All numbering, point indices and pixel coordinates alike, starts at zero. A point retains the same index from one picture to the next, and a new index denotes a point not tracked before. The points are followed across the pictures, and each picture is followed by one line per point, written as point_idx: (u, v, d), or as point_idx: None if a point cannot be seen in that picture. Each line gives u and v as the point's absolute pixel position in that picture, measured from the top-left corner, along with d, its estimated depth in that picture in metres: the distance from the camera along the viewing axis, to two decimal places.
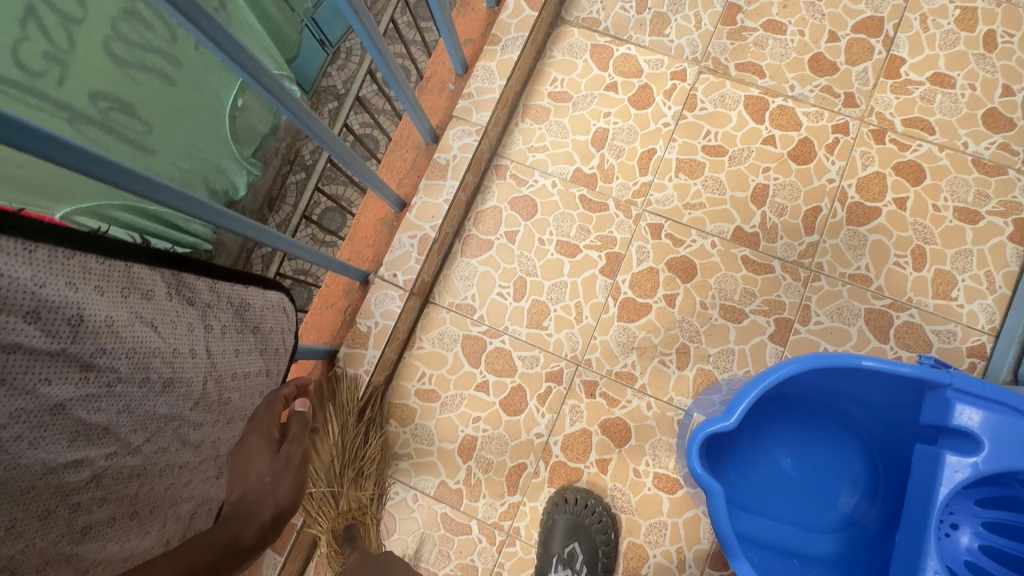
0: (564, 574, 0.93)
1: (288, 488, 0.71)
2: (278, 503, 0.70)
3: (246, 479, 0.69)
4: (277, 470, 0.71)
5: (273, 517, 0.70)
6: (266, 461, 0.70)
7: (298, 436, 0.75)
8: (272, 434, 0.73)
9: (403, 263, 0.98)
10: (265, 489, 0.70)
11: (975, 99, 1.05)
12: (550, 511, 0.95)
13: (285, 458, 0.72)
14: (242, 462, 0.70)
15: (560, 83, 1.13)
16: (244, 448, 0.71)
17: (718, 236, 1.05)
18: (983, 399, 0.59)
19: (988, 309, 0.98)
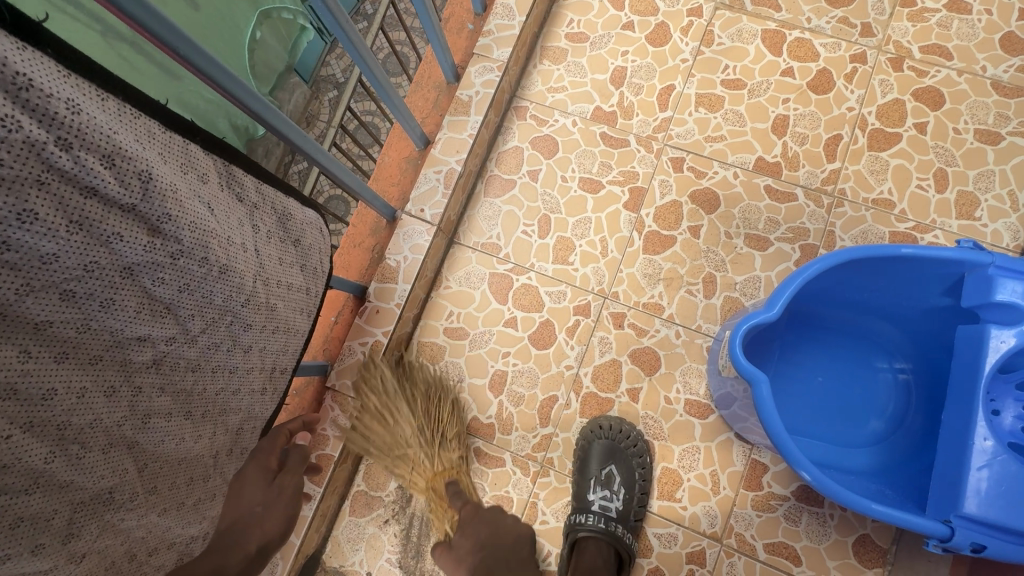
0: (601, 494, 0.94)
1: (277, 518, 0.81)
2: (266, 532, 0.79)
3: (239, 509, 0.78)
4: (269, 499, 0.81)
5: (258, 547, 0.77)
6: (261, 488, 0.81)
7: (294, 468, 0.86)
8: (269, 465, 0.84)
9: (429, 198, 0.98)
10: (254, 520, 0.78)
11: (991, 23, 1.05)
12: (584, 437, 0.97)
13: (279, 488, 0.82)
14: (236, 489, 0.79)
15: (576, 24, 1.13)
16: (243, 478, 0.80)
17: (741, 167, 1.05)
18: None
19: (1012, 227, 0.98)
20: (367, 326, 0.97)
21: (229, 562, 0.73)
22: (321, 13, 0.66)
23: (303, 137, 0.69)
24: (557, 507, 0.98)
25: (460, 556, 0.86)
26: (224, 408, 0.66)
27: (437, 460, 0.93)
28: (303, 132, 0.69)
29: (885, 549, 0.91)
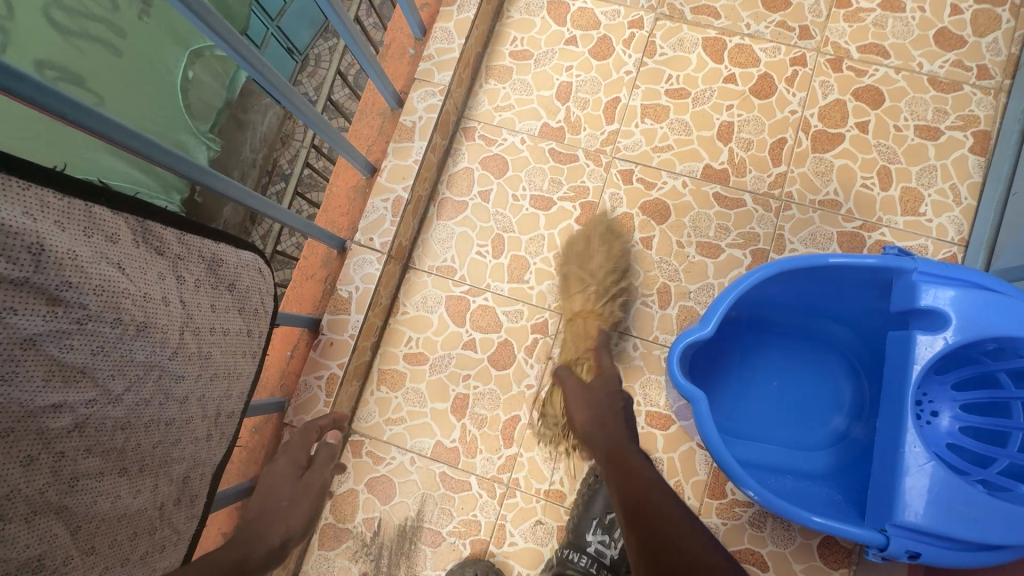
0: (599, 535, 0.94)
1: (301, 515, 0.83)
2: (289, 528, 0.81)
3: (267, 503, 0.83)
4: (297, 495, 0.85)
5: (282, 540, 0.79)
6: (289, 485, 0.85)
7: (320, 467, 0.89)
8: (299, 461, 0.88)
9: (379, 227, 0.98)
10: (280, 513, 0.81)
11: (925, 20, 1.07)
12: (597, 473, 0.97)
13: (305, 485, 0.86)
14: (269, 482, 0.85)
15: (520, 42, 1.14)
16: (275, 471, 0.86)
17: (689, 175, 1.06)
18: (946, 279, 0.61)
19: (956, 221, 0.99)
20: (322, 359, 0.96)
21: (253, 553, 0.76)
22: (232, 55, 0.66)
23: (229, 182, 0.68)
24: (525, 527, 0.98)
25: (590, 401, 0.86)
26: (166, 459, 0.65)
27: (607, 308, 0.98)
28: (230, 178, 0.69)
29: (850, 550, 0.91)
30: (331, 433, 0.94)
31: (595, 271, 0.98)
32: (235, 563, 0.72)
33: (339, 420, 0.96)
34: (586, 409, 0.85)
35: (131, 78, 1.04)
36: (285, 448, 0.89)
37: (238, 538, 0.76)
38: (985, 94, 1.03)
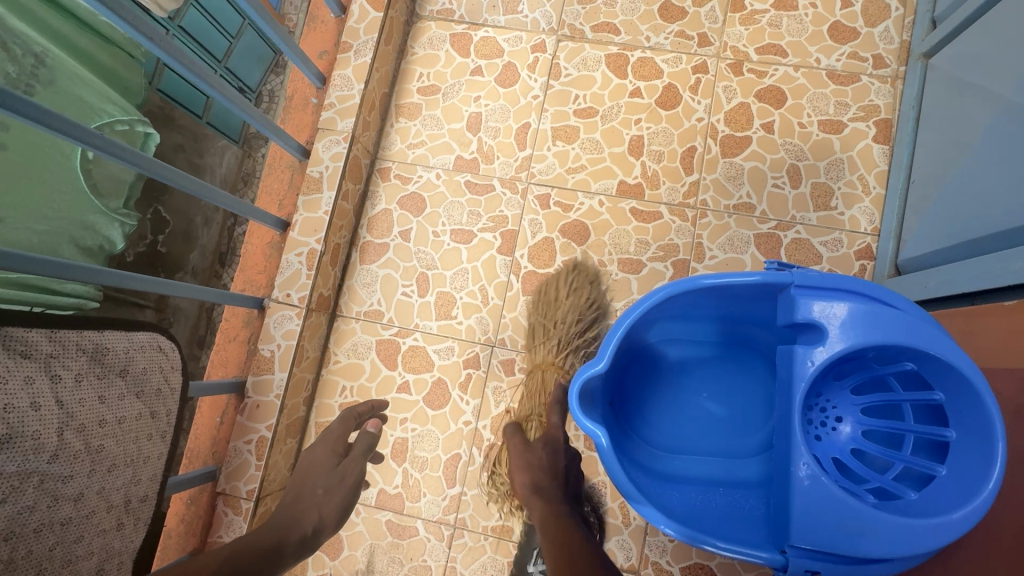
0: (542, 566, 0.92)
1: (335, 504, 0.83)
2: (323, 516, 0.81)
3: (303, 490, 0.83)
4: (332, 485, 0.84)
5: (313, 529, 0.79)
6: (324, 473, 0.84)
7: (357, 456, 0.88)
8: (336, 449, 0.89)
9: (295, 282, 0.98)
10: (317, 500, 0.82)
11: (818, 16, 1.09)
12: None
13: (341, 474, 0.85)
14: (308, 469, 0.86)
15: (426, 77, 1.14)
16: (314, 460, 0.87)
17: (605, 194, 1.07)
18: (823, 291, 0.61)
19: (867, 212, 1.01)
20: (250, 422, 0.95)
21: (286, 538, 0.76)
22: (109, 157, 0.67)
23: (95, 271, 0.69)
24: (475, 568, 0.97)
25: (532, 460, 0.86)
26: (69, 558, 0.63)
27: (557, 348, 0.95)
28: (97, 266, 0.70)
29: None
30: (370, 421, 0.94)
31: (563, 317, 0.96)
32: (272, 546, 0.74)
33: (378, 407, 0.97)
34: (527, 471, 0.85)
35: (22, 172, 0.85)
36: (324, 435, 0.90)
37: (276, 525, 0.78)
38: (882, 83, 1.05)
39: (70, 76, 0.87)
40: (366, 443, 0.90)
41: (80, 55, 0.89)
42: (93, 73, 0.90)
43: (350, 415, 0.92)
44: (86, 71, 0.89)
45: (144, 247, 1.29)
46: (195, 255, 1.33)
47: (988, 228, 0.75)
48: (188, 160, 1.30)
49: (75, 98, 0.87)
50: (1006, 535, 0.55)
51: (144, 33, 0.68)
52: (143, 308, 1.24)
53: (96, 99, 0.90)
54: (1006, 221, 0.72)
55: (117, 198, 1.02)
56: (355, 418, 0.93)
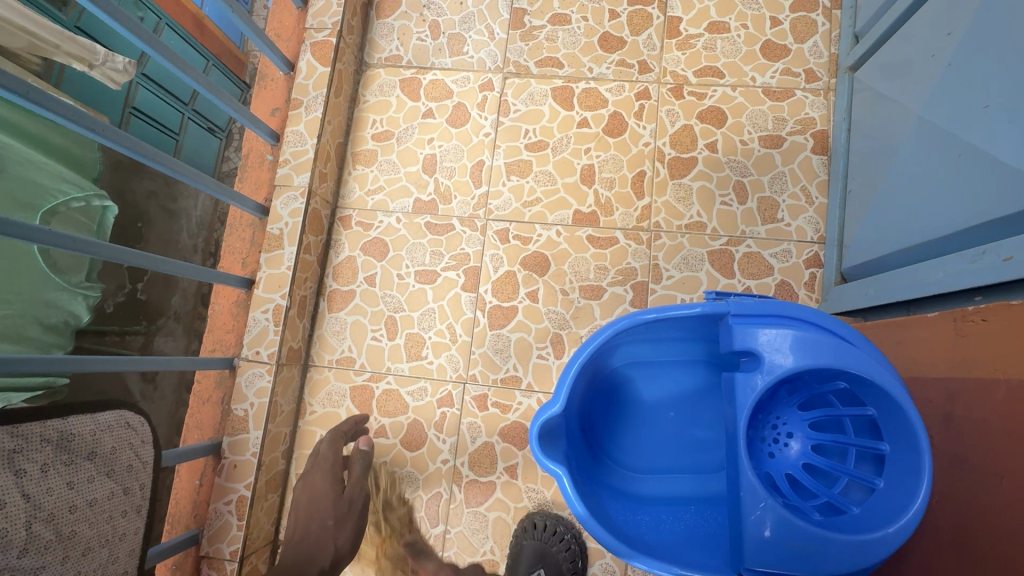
0: None
1: (347, 536, 0.91)
2: (338, 546, 0.89)
3: (313, 524, 0.90)
4: (341, 515, 0.91)
5: (332, 561, 0.87)
6: (331, 505, 0.91)
7: (356, 480, 0.94)
8: (337, 475, 0.95)
9: (263, 339, 1.00)
10: (327, 532, 0.89)
11: (750, 36, 1.13)
12: (518, 537, 0.96)
13: (347, 503, 0.92)
14: (313, 497, 0.92)
15: (380, 124, 1.17)
16: (316, 488, 0.93)
17: (561, 224, 1.09)
18: (757, 319, 0.64)
19: (812, 221, 1.05)
20: (229, 483, 0.96)
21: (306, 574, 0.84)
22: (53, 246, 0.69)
23: (52, 360, 0.70)
24: None
25: None
26: None
27: None
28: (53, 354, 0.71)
29: None
30: (363, 439, 0.99)
31: None
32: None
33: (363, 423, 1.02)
34: None
35: None
36: (319, 461, 0.96)
37: (294, 559, 0.86)
38: (816, 96, 1.09)
39: (23, 161, 0.88)
40: (359, 468, 0.95)
41: (31, 139, 0.90)
42: (46, 155, 0.92)
43: (336, 435, 0.98)
44: (38, 155, 0.90)
45: (123, 297, 1.30)
46: (176, 298, 1.37)
47: (902, 239, 0.79)
48: (162, 206, 1.35)
49: (28, 182, 0.88)
50: (947, 540, 0.58)
51: (81, 124, 0.70)
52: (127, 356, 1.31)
53: (49, 180, 0.92)
54: (913, 235, 0.76)
55: (79, 273, 1.03)
56: (343, 436, 0.98)
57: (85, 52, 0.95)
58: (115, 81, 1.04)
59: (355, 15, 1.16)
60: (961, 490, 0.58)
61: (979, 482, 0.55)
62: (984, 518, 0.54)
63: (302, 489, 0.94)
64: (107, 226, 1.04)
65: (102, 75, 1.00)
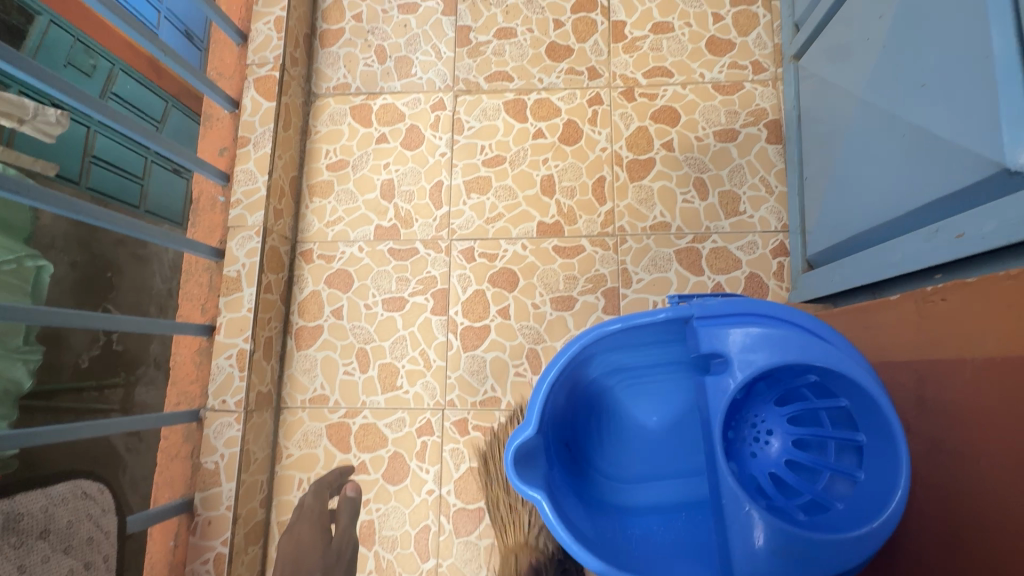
0: None
1: None
2: None
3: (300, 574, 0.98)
4: (330, 563, 0.98)
5: None
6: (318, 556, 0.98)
7: (343, 531, 0.99)
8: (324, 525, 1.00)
9: (229, 386, 0.97)
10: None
11: (694, 33, 1.14)
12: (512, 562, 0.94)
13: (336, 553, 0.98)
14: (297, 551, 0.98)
15: (333, 153, 1.15)
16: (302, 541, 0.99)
17: (526, 237, 1.08)
18: (721, 317, 0.63)
19: (775, 210, 1.05)
20: (204, 540, 0.93)
21: None
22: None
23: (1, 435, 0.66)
24: None
25: None
26: None
27: None
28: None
29: None
30: (348, 486, 1.00)
31: None
32: None
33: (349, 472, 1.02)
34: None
35: None
36: (302, 515, 1.00)
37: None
38: (765, 87, 1.10)
39: None
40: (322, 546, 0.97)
41: None
42: None
43: (322, 485, 1.01)
44: None
45: (98, 349, 1.23)
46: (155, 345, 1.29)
47: (858, 225, 0.78)
48: (131, 253, 1.29)
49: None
50: (934, 528, 0.57)
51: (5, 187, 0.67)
52: (107, 413, 1.23)
53: None
54: (868, 220, 0.76)
55: (15, 336, 1.06)
56: (329, 487, 1.00)
57: (14, 108, 0.92)
58: (48, 134, 1.00)
59: (299, 46, 1.15)
60: (942, 475, 0.56)
61: (959, 466, 0.54)
62: (967, 504, 0.53)
63: (288, 538, 0.99)
64: (42, 285, 1.10)
65: (33, 129, 0.97)
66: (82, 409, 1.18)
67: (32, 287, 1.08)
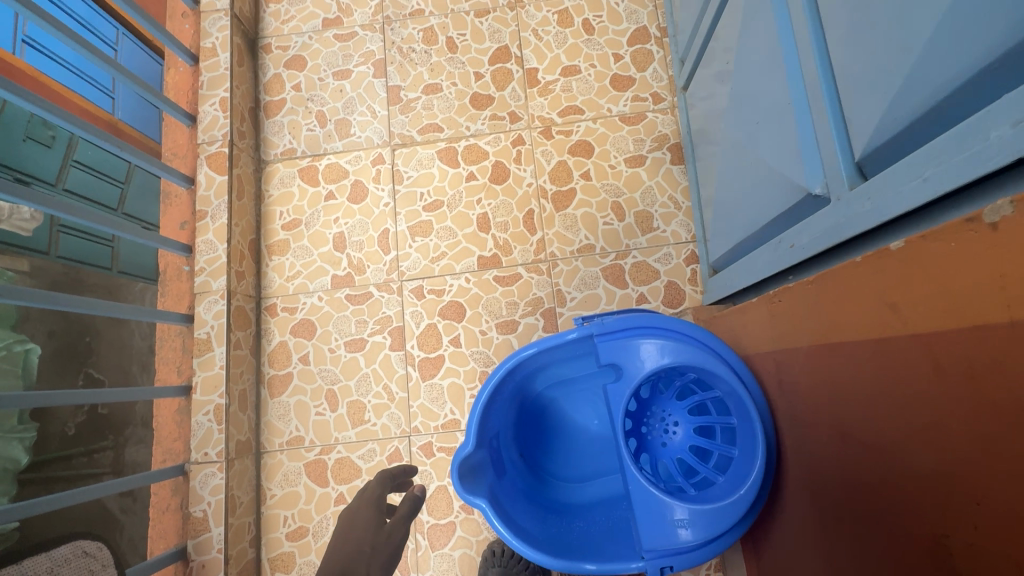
0: None
1: None
2: None
3: None
4: None
5: None
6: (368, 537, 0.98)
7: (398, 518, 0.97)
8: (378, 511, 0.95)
9: (209, 439, 1.06)
10: None
11: (599, 73, 1.28)
12: (484, 566, 1.04)
13: None
14: None
15: (287, 213, 1.26)
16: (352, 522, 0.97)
17: (469, 271, 1.19)
18: (615, 332, 0.75)
19: (684, 223, 1.18)
20: None
21: None
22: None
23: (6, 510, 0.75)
24: None
25: None
26: None
27: None
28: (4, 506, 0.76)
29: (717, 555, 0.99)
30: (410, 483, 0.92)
31: None
32: None
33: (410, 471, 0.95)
34: None
35: None
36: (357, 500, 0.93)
37: None
38: (665, 115, 1.24)
39: None
40: (409, 504, 0.87)
41: None
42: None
43: (385, 477, 0.93)
44: None
45: (83, 416, 1.31)
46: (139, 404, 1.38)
47: (739, 236, 0.91)
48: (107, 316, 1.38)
49: None
50: (801, 492, 0.67)
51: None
52: (100, 476, 1.30)
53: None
54: (745, 232, 0.89)
55: (11, 418, 1.15)
56: (391, 479, 0.94)
57: None
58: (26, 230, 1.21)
59: (245, 120, 1.26)
60: (800, 445, 0.66)
61: (808, 436, 0.64)
62: (817, 468, 0.62)
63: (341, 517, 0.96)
64: (31, 367, 1.20)
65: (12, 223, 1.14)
66: (73, 476, 1.25)
67: (22, 370, 1.18)
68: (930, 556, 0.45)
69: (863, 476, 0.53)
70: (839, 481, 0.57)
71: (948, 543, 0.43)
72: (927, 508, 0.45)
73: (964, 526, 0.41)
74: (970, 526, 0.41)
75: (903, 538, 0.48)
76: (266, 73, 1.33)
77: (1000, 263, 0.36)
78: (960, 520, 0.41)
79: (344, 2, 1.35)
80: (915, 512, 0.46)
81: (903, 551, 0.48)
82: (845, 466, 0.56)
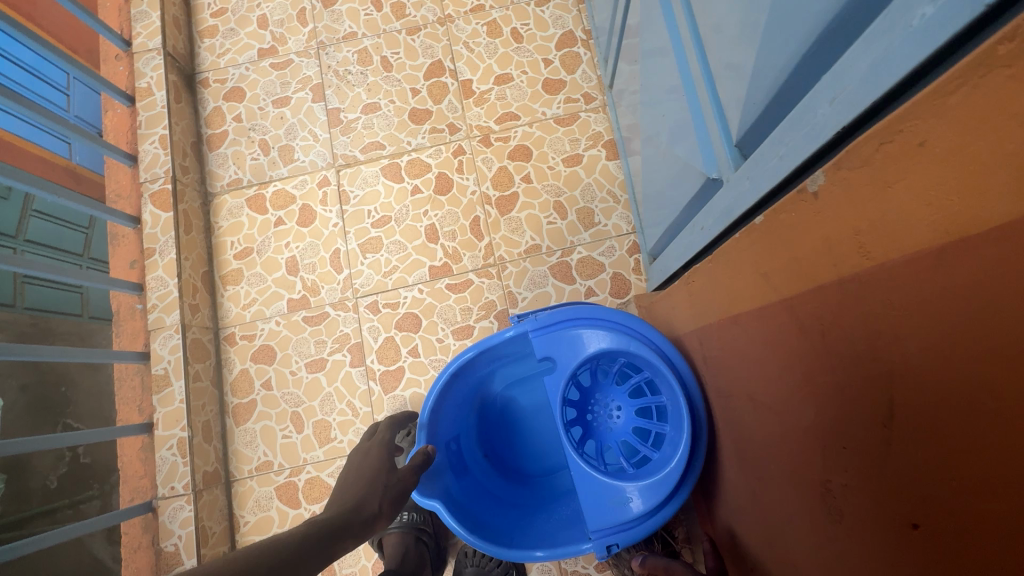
0: None
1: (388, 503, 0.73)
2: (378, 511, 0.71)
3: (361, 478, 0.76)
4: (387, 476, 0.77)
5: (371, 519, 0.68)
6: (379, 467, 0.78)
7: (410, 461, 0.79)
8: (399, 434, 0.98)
9: (175, 473, 1.07)
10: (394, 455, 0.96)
11: (531, 79, 1.32)
12: (458, 569, 1.07)
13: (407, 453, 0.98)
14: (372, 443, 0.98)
15: (238, 243, 1.27)
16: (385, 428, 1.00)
17: (421, 282, 1.22)
18: (547, 327, 0.78)
19: (624, 216, 1.22)
20: None
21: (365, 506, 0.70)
22: None
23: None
24: None
25: None
26: None
27: None
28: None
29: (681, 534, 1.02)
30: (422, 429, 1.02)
31: None
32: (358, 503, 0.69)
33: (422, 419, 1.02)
34: None
35: None
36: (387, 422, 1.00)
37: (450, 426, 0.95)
38: (597, 113, 1.29)
39: None
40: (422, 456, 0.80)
41: None
42: None
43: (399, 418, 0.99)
44: None
45: (65, 466, 1.30)
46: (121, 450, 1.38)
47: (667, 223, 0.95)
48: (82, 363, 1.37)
49: None
50: (731, 458, 0.70)
51: None
52: None
53: None
54: (670, 218, 0.93)
55: None
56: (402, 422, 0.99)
57: None
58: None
59: (187, 155, 1.27)
60: (724, 414, 0.70)
61: (729, 405, 0.68)
62: (740, 433, 0.66)
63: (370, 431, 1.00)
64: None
65: None
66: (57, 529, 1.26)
67: None
68: (822, 499, 0.49)
69: (769, 435, 0.57)
70: (755, 442, 0.61)
71: (831, 487, 0.47)
72: (814, 457, 0.49)
73: (838, 470, 0.45)
74: (842, 468, 0.44)
75: (803, 487, 0.52)
76: (206, 107, 1.35)
77: (844, 224, 0.39)
78: (835, 464, 0.45)
79: (277, 31, 1.38)
80: (807, 462, 0.50)
81: (805, 498, 0.52)
82: (757, 427, 0.60)
